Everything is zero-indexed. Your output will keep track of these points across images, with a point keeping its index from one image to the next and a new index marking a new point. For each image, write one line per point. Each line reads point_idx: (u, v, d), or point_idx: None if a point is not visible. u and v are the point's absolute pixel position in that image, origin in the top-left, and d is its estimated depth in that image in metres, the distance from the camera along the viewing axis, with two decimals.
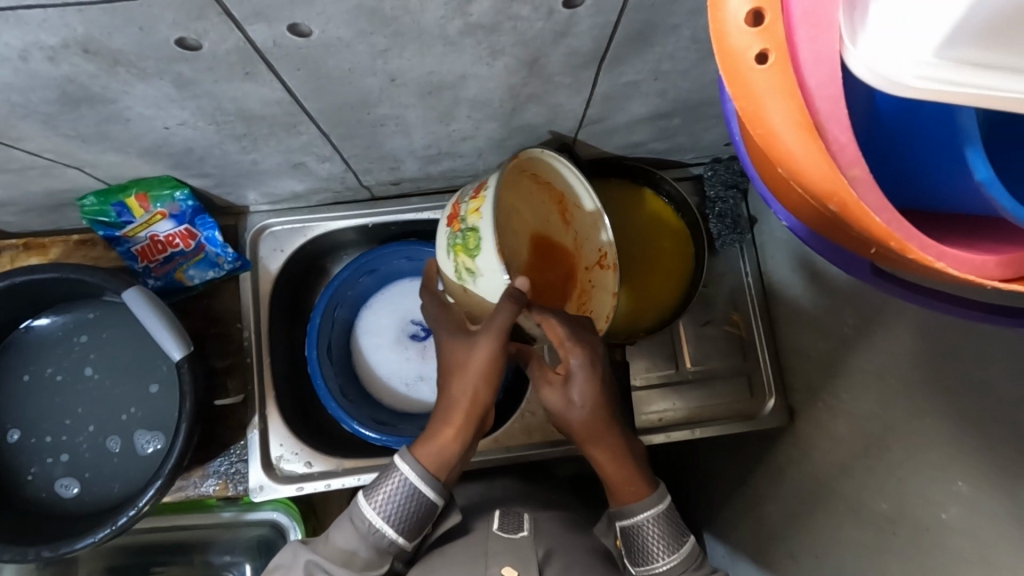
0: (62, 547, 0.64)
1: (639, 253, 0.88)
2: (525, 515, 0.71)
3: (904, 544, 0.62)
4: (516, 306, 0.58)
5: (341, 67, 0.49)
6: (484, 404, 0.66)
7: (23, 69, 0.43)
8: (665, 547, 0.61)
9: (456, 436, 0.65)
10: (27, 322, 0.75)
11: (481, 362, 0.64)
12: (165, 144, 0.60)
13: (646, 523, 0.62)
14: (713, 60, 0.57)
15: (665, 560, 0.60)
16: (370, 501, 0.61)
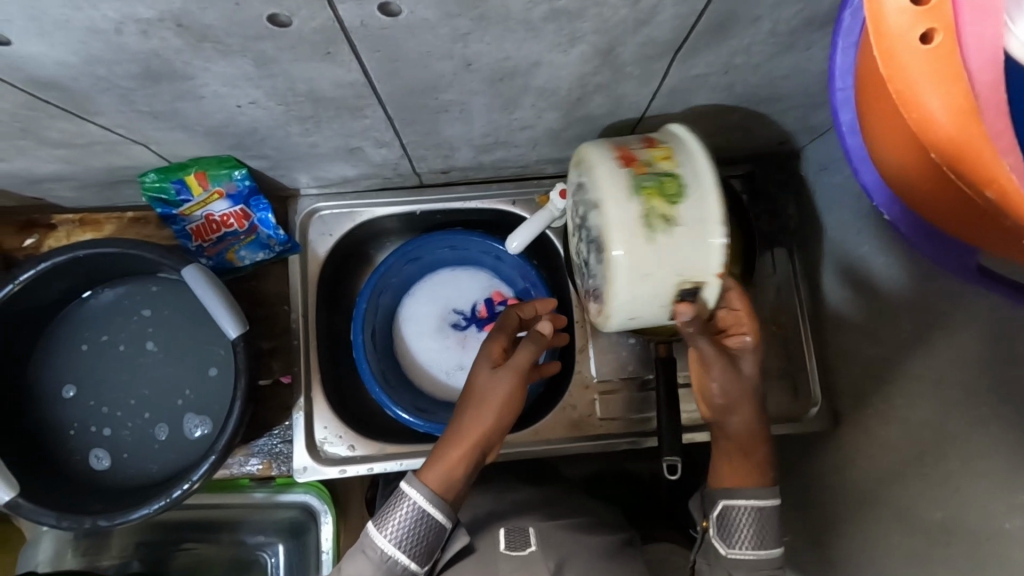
0: (119, 517, 0.66)
1: None
2: (530, 528, 0.71)
3: (961, 554, 0.61)
4: (536, 347, 0.69)
5: (420, 49, 0.49)
6: (494, 434, 0.67)
7: (114, 42, 0.44)
8: (751, 540, 0.59)
9: (461, 459, 0.65)
10: (88, 291, 0.76)
11: (502, 392, 0.68)
12: (231, 124, 0.61)
13: (744, 509, 0.60)
14: (787, 54, 0.57)
15: (744, 550, 0.59)
16: (382, 531, 0.61)
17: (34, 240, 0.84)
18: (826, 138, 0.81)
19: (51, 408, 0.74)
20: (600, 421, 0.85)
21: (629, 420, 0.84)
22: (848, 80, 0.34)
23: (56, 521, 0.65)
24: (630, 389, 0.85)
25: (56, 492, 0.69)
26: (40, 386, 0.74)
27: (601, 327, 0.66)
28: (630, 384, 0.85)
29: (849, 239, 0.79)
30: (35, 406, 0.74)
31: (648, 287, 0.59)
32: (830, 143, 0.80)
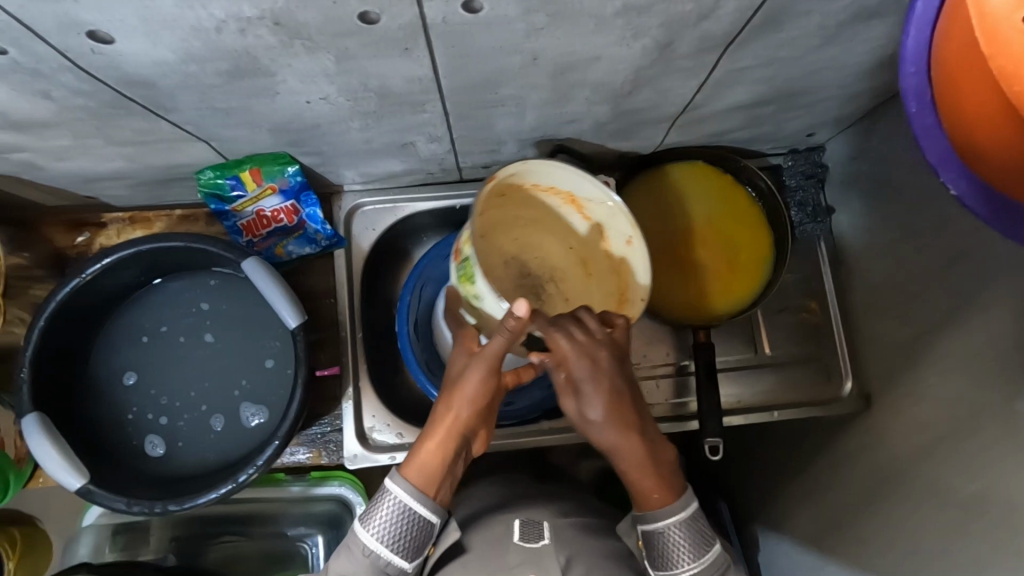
0: (187, 502, 0.68)
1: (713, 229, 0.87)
2: (545, 522, 0.72)
3: (984, 531, 0.63)
4: (505, 338, 0.62)
5: (492, 45, 0.51)
6: (468, 427, 0.67)
7: (212, 40, 0.46)
8: (687, 554, 0.65)
9: (437, 452, 0.65)
10: (158, 279, 0.78)
11: (472, 386, 0.66)
12: (297, 120, 0.63)
13: (667, 530, 0.65)
14: (829, 46, 0.60)
15: (688, 566, 0.65)
16: (369, 529, 0.64)
17: (85, 238, 0.87)
18: (854, 130, 0.84)
19: (114, 394, 0.76)
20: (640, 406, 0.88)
21: (667, 405, 0.88)
22: (918, 65, 0.37)
23: (127, 506, 0.67)
24: (669, 375, 0.89)
25: (118, 477, 0.71)
26: (99, 376, 0.76)
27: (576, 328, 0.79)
28: (668, 369, 0.89)
29: (876, 226, 0.82)
30: (98, 392, 0.76)
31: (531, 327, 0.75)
32: (858, 134, 0.83)
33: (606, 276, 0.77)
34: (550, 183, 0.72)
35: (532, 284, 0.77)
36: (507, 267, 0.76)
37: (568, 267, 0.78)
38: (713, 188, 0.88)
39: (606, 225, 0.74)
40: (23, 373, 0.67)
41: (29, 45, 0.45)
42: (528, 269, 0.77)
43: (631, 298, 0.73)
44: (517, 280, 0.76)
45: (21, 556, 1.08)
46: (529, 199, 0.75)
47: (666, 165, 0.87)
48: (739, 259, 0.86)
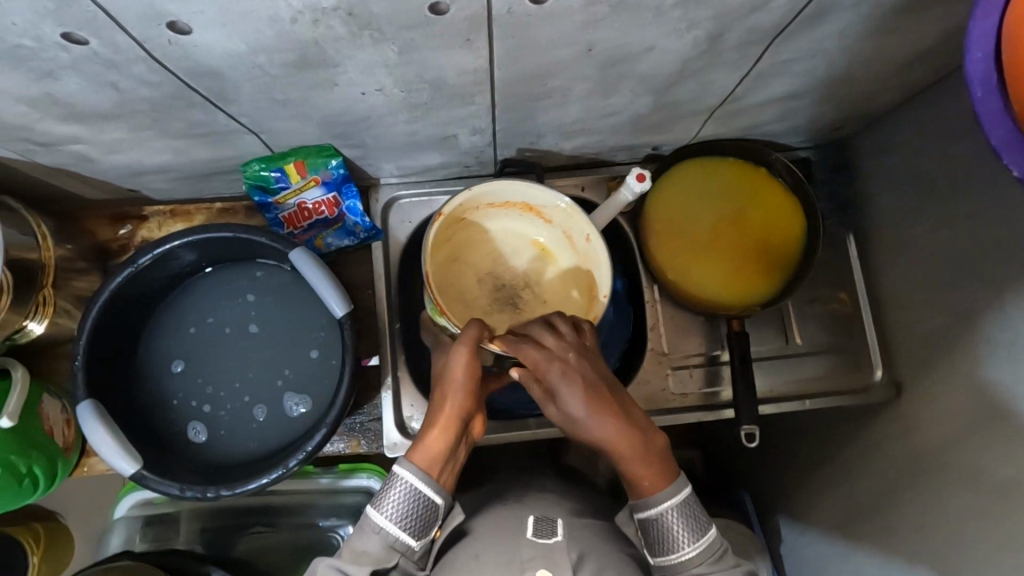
0: (238, 487, 0.69)
1: (743, 220, 0.88)
2: (558, 520, 0.71)
3: (1018, 514, 0.63)
4: (476, 326, 0.69)
5: (550, 36, 0.53)
6: (465, 411, 0.68)
7: (285, 31, 0.48)
8: (689, 536, 0.65)
9: (441, 435, 0.66)
10: (209, 268, 0.80)
11: (457, 373, 0.68)
12: (348, 112, 0.65)
13: (670, 513, 0.65)
14: (873, 37, 0.61)
15: (688, 549, 0.64)
16: (381, 510, 0.64)
17: (128, 231, 0.88)
18: (883, 124, 0.85)
19: (164, 381, 0.78)
20: (674, 395, 0.89)
21: (702, 393, 0.89)
22: (984, 50, 0.41)
23: (180, 490, 0.68)
24: (700, 364, 0.90)
25: (166, 460, 0.72)
26: (148, 364, 0.78)
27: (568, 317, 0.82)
28: (700, 359, 0.90)
29: (903, 216, 0.83)
30: (150, 378, 0.78)
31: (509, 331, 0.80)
32: (888, 127, 0.84)
33: (578, 274, 0.82)
34: (505, 201, 0.79)
35: (511, 292, 0.83)
36: (484, 280, 0.82)
37: (544, 270, 0.83)
38: (744, 180, 0.89)
39: (565, 229, 0.80)
40: (78, 362, 0.68)
41: (109, 35, 0.46)
42: (506, 278, 0.83)
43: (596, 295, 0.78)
44: (495, 290, 0.82)
45: (45, 551, 1.07)
46: (496, 217, 0.82)
47: (701, 156, 0.89)
48: (773, 253, 0.87)
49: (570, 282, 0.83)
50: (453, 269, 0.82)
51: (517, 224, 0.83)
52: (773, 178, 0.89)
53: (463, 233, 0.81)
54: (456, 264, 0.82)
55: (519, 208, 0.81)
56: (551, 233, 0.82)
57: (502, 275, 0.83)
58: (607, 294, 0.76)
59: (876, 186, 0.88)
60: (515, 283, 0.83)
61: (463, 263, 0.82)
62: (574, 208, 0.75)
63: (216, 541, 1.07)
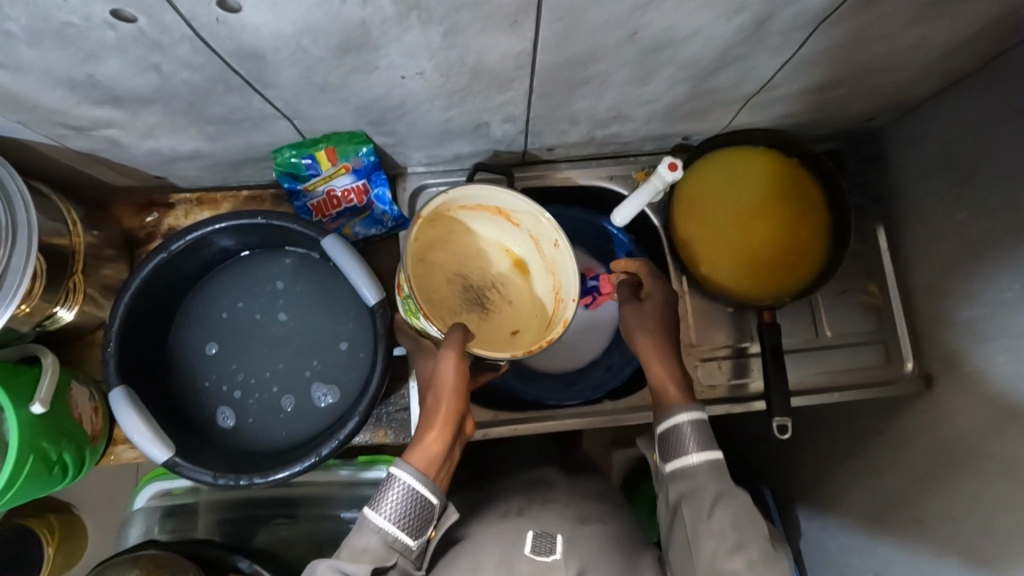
0: (268, 476, 0.68)
1: (765, 211, 0.87)
2: (558, 535, 0.66)
3: None
4: (460, 331, 0.69)
5: (598, 19, 0.53)
6: (458, 413, 0.68)
7: (334, 11, 0.47)
8: (700, 447, 0.66)
9: (438, 436, 0.66)
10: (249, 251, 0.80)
11: (447, 377, 0.68)
12: (386, 98, 0.64)
13: (684, 423, 0.67)
14: (917, 22, 0.61)
15: (695, 455, 0.66)
16: (378, 511, 0.61)
17: (154, 218, 0.88)
18: (918, 114, 0.84)
19: (195, 364, 0.78)
20: (703, 386, 0.88)
21: (731, 385, 0.88)
22: None
23: (213, 478, 0.67)
24: (728, 356, 0.89)
25: (196, 445, 0.72)
26: (178, 348, 0.78)
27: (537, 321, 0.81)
28: (728, 351, 0.89)
29: (936, 207, 0.82)
30: (179, 362, 0.78)
31: (478, 330, 0.80)
32: (922, 117, 0.83)
33: (545, 277, 0.81)
34: (477, 204, 0.77)
35: (479, 293, 0.82)
36: (453, 280, 0.81)
37: (511, 272, 0.83)
38: (774, 172, 0.88)
39: (534, 233, 0.78)
40: (108, 348, 0.68)
41: (159, 14, 0.46)
42: (474, 279, 0.82)
43: (564, 299, 0.77)
44: (463, 291, 0.81)
45: (60, 543, 1.06)
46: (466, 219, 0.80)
47: (729, 144, 0.88)
48: (802, 247, 0.87)
49: (537, 284, 0.82)
50: (423, 269, 0.79)
51: (487, 227, 0.81)
52: (804, 169, 0.88)
53: (433, 233, 0.78)
54: (426, 264, 0.79)
55: (489, 211, 0.79)
56: (521, 238, 0.81)
57: (470, 276, 0.82)
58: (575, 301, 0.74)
59: (909, 176, 0.86)
60: (482, 283, 0.82)
61: (433, 262, 0.80)
62: (543, 214, 0.73)
63: (238, 532, 1.06)
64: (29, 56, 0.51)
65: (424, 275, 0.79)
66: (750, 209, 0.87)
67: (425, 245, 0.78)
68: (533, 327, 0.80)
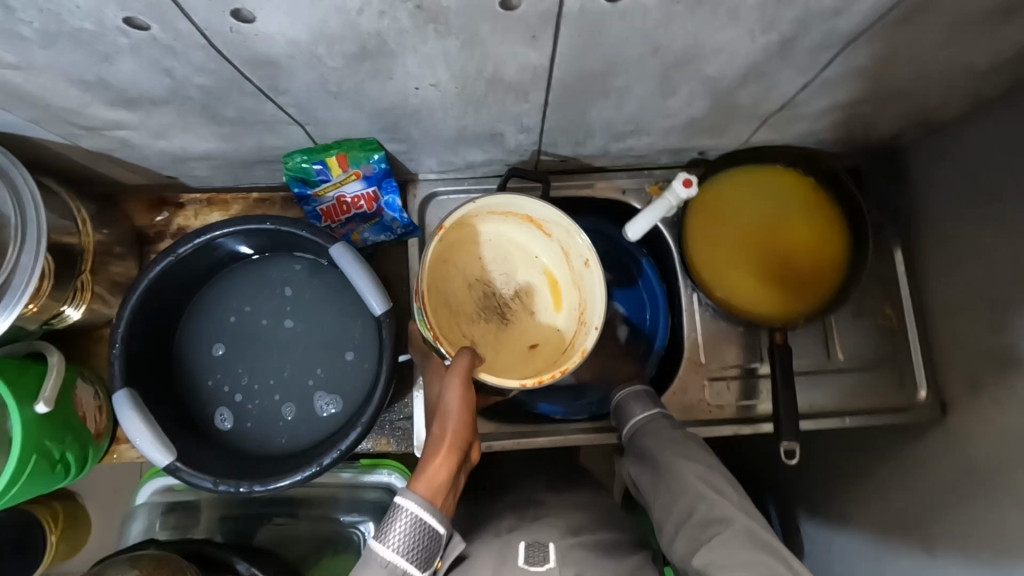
0: (271, 483, 0.67)
1: (791, 230, 0.86)
2: (551, 543, 0.66)
3: None
4: (469, 357, 0.69)
5: (620, 34, 0.51)
6: (464, 440, 0.68)
7: (351, 21, 0.46)
8: (639, 407, 0.75)
9: (444, 464, 0.65)
10: (259, 255, 0.79)
11: (454, 403, 0.67)
12: (400, 106, 0.63)
13: (621, 394, 0.78)
14: (948, 43, 0.59)
15: (637, 416, 0.75)
16: (386, 544, 0.60)
17: (164, 218, 0.88)
18: (941, 135, 0.82)
19: (202, 365, 0.78)
20: (710, 406, 0.87)
21: (739, 406, 0.87)
22: None
23: (214, 485, 0.67)
24: (737, 377, 0.87)
25: (196, 447, 0.72)
26: (183, 349, 0.78)
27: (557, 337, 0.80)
28: (737, 371, 0.88)
29: (958, 231, 0.80)
30: (184, 363, 0.78)
31: (495, 342, 0.79)
32: (947, 139, 0.81)
33: (571, 292, 0.80)
34: (508, 210, 0.76)
35: (499, 301, 0.81)
36: (474, 286, 0.80)
37: (535, 283, 0.82)
38: (798, 192, 0.87)
39: (565, 246, 0.77)
40: (116, 348, 0.68)
41: (172, 21, 0.45)
42: (496, 286, 0.81)
43: (587, 323, 0.76)
44: (484, 298, 0.80)
45: (63, 530, 1.05)
46: (495, 222, 0.79)
47: (748, 163, 0.87)
48: (822, 269, 0.85)
49: (561, 298, 0.81)
50: (443, 271, 0.78)
51: (515, 234, 0.80)
52: (824, 188, 0.87)
53: (458, 234, 0.77)
54: (447, 266, 0.79)
55: (520, 217, 0.78)
56: (550, 247, 0.80)
57: (492, 283, 0.81)
58: (599, 328, 0.73)
59: (931, 198, 0.85)
60: (504, 292, 0.81)
61: (454, 265, 0.79)
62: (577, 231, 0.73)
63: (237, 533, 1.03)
64: (44, 58, 0.50)
65: (443, 279, 0.78)
66: (775, 229, 0.86)
67: (449, 246, 0.77)
68: (553, 343, 0.80)
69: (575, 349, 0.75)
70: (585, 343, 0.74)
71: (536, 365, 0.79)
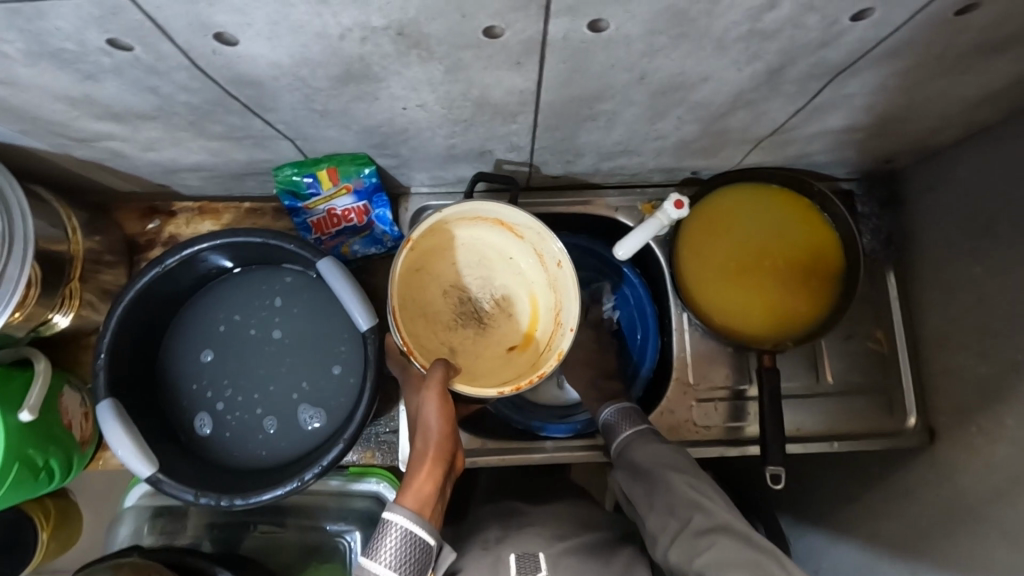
0: (253, 496, 0.67)
1: (770, 246, 0.86)
2: (540, 553, 0.66)
3: None
4: (443, 367, 0.68)
5: (606, 63, 0.51)
6: (448, 449, 0.67)
7: (333, 46, 0.46)
8: (627, 421, 0.76)
9: (429, 475, 0.64)
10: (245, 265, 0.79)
11: (432, 414, 0.67)
12: (388, 124, 0.63)
13: (609, 412, 0.78)
14: (942, 74, 0.59)
15: (625, 430, 0.75)
16: (377, 560, 0.59)
17: (156, 225, 0.88)
18: (936, 161, 0.81)
19: (187, 374, 0.78)
20: (697, 427, 0.86)
21: (726, 427, 0.86)
22: None
23: (195, 497, 0.67)
24: (725, 398, 0.87)
25: (177, 458, 0.72)
26: (169, 357, 0.78)
27: (534, 341, 0.80)
28: (725, 393, 0.87)
29: (951, 259, 0.79)
30: (170, 371, 0.78)
31: (474, 348, 0.78)
32: (941, 165, 0.80)
33: (546, 292, 0.80)
34: (477, 215, 0.76)
35: (477, 305, 0.80)
36: (450, 293, 0.79)
37: (512, 285, 0.81)
38: (787, 212, 0.87)
39: (537, 246, 0.77)
40: (101, 358, 0.68)
41: (154, 43, 0.45)
42: (473, 291, 0.80)
43: (562, 324, 0.75)
44: (460, 304, 0.79)
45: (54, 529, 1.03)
46: (465, 229, 0.79)
47: (736, 185, 0.87)
48: (810, 289, 0.85)
49: (538, 300, 0.81)
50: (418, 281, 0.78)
51: (488, 237, 0.80)
52: (816, 209, 0.86)
53: (430, 242, 0.77)
54: (421, 275, 0.77)
55: (487, 221, 0.78)
56: (523, 249, 0.80)
57: (468, 288, 0.80)
58: (574, 328, 0.73)
59: (925, 224, 0.84)
60: (481, 297, 0.80)
61: (428, 273, 0.78)
62: (551, 232, 0.73)
63: (219, 537, 1.02)
64: (29, 75, 0.50)
65: (418, 289, 0.77)
66: (761, 247, 0.86)
67: (421, 254, 0.76)
68: (529, 344, 0.79)
69: (552, 351, 0.75)
70: (561, 345, 0.74)
71: (515, 368, 0.78)
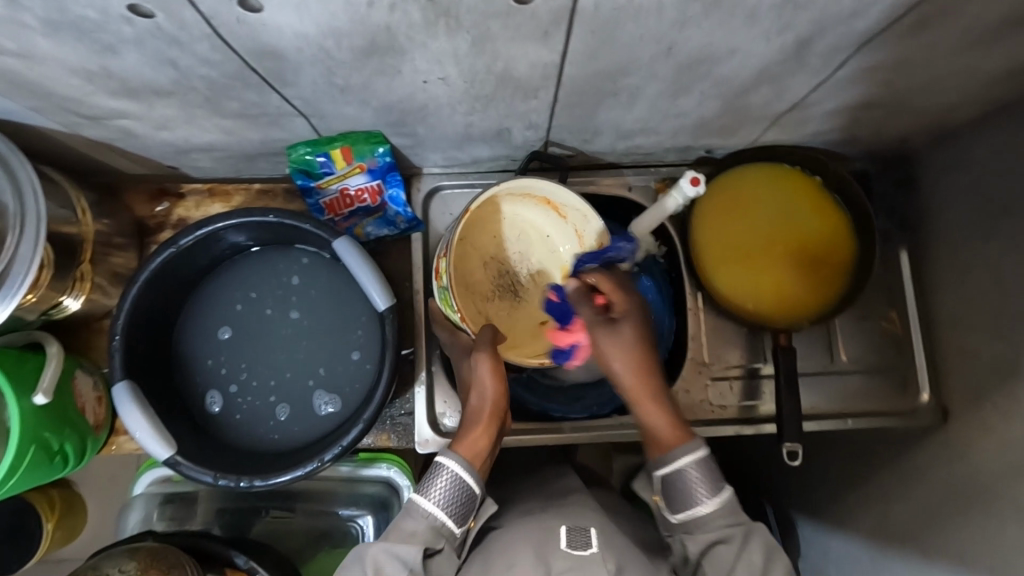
0: (271, 478, 0.67)
1: (802, 227, 0.86)
2: (592, 528, 0.64)
3: None
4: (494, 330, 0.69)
5: (634, 33, 0.50)
6: (502, 408, 0.69)
7: (361, 14, 0.45)
8: (708, 490, 0.65)
9: (484, 431, 0.66)
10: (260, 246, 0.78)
11: (484, 375, 0.67)
12: (407, 101, 0.62)
13: (688, 468, 0.65)
14: (969, 46, 0.58)
15: (705, 502, 0.64)
16: (427, 496, 0.62)
17: (165, 208, 0.87)
18: (950, 141, 0.81)
19: (201, 356, 0.77)
20: (713, 407, 0.86)
21: (741, 407, 0.86)
22: None
23: (214, 479, 0.66)
24: (740, 377, 0.87)
25: (192, 438, 0.72)
26: (183, 338, 0.77)
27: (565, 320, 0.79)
28: (739, 372, 0.87)
29: (966, 237, 0.79)
30: (184, 352, 0.77)
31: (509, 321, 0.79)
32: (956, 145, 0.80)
33: None
34: (526, 190, 0.75)
35: (516, 279, 0.80)
36: (490, 264, 0.79)
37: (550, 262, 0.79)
38: (805, 193, 0.86)
39: (579, 228, 0.75)
40: (116, 340, 0.67)
41: (177, 10, 0.44)
42: (513, 264, 0.80)
43: None
44: (499, 277, 0.79)
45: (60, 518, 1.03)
46: (512, 203, 0.77)
47: (753, 165, 0.86)
48: (826, 269, 0.85)
49: None
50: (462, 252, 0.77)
51: (531, 213, 0.78)
52: (829, 188, 0.86)
53: (475, 215, 0.76)
54: (465, 245, 0.77)
55: (536, 197, 0.76)
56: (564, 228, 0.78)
57: (509, 261, 0.79)
58: None
59: (939, 203, 0.84)
60: (519, 272, 0.80)
61: (472, 245, 0.78)
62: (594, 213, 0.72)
63: (231, 523, 1.02)
64: (46, 46, 0.49)
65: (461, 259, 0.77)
66: (781, 229, 0.86)
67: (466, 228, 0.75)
68: None
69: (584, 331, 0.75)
70: None
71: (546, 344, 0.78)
